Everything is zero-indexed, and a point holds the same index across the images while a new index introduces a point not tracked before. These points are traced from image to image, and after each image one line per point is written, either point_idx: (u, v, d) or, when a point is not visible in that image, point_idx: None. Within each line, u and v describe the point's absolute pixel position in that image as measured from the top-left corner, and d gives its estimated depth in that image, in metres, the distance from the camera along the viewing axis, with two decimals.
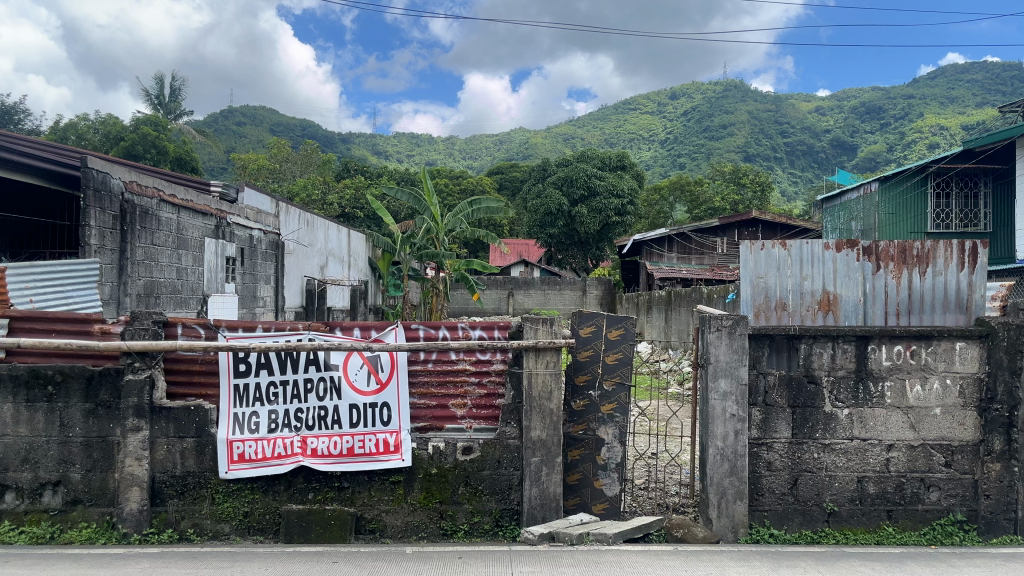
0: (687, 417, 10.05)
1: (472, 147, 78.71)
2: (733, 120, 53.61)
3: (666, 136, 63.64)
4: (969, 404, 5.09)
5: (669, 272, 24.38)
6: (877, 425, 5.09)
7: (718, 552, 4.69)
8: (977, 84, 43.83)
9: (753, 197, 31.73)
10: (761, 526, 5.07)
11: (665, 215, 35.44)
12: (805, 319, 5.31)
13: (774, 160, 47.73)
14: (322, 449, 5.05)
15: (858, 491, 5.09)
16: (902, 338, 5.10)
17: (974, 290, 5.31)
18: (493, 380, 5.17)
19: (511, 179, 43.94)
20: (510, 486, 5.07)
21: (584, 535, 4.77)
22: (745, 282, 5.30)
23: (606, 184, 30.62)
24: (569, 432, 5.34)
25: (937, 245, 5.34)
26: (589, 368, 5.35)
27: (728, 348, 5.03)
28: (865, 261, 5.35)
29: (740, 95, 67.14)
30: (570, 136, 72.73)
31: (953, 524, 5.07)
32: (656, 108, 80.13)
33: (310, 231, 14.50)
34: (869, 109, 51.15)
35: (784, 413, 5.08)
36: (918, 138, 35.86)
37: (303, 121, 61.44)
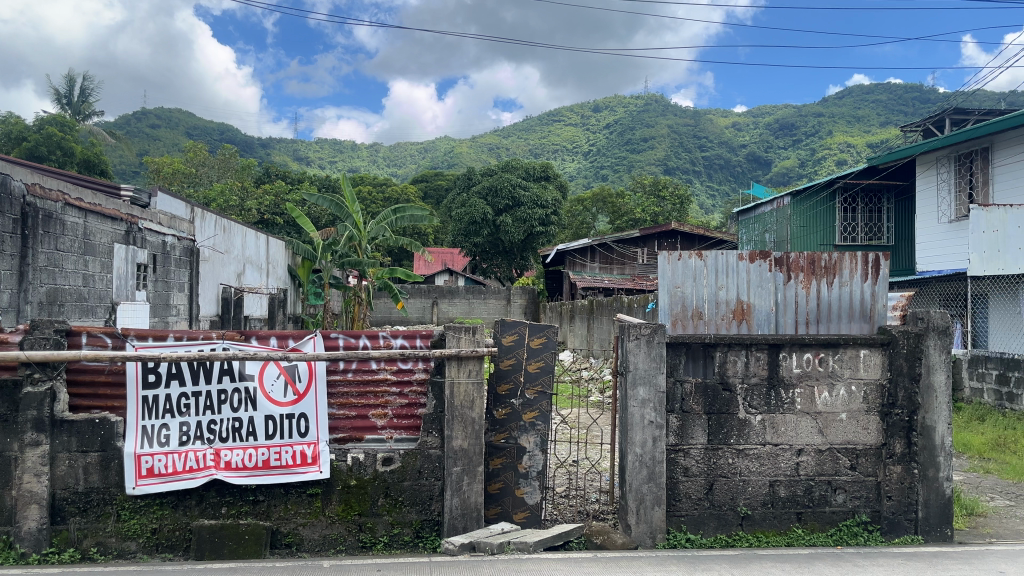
0: (607, 425, 10.20)
1: (396, 155, 78.10)
2: (654, 134, 54.93)
3: (589, 148, 64.65)
4: (872, 409, 5.32)
5: (592, 281, 24.69)
6: (788, 431, 5.26)
7: (637, 558, 4.76)
8: (881, 103, 46.10)
9: (673, 209, 32.52)
10: (678, 531, 5.16)
11: (588, 225, 35.96)
12: (719, 328, 5.45)
13: (692, 173, 49.09)
14: (236, 462, 4.89)
15: (770, 494, 5.24)
16: (811, 346, 5.30)
17: (878, 300, 5.56)
18: (414, 390, 5.15)
19: (435, 188, 43.91)
20: (431, 496, 5.03)
21: (505, 544, 4.78)
22: (663, 291, 5.42)
23: (530, 195, 30.91)
24: (491, 441, 5.34)
25: (843, 257, 5.58)
26: (512, 377, 5.37)
27: (646, 356, 5.12)
28: (777, 271, 5.55)
29: (661, 110, 68.76)
30: (495, 146, 73.16)
31: (858, 524, 5.28)
32: (580, 119, 81.39)
33: (227, 237, 14.10)
34: (782, 126, 53.19)
35: (700, 420, 5.20)
36: (827, 155, 37.46)
37: (221, 125, 59.80)
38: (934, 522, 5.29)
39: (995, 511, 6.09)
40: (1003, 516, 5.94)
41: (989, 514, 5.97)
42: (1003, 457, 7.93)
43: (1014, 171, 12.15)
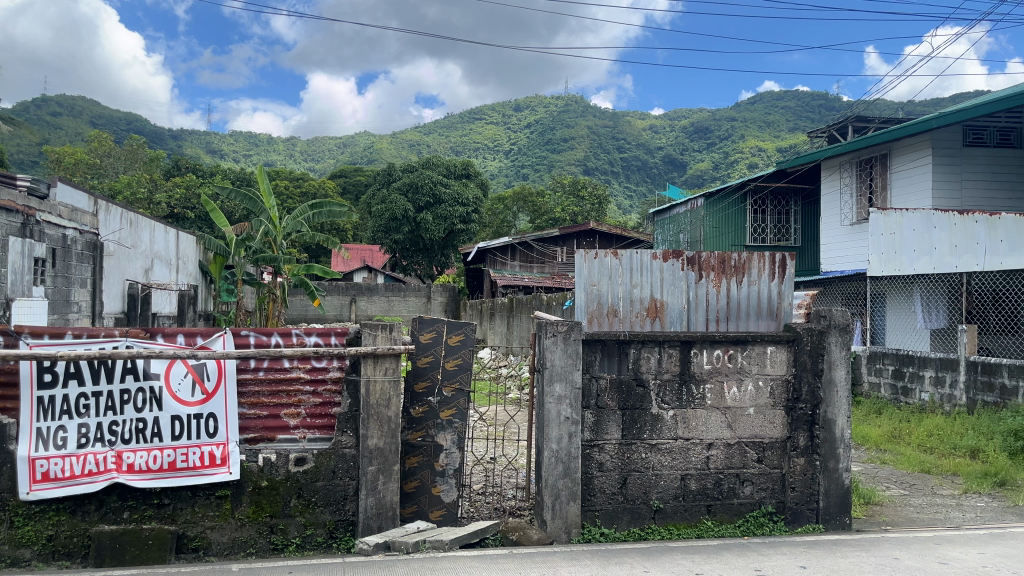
0: (524, 422, 10.26)
1: (314, 150, 76.57)
2: (574, 134, 55.64)
3: (511, 147, 64.95)
4: (778, 404, 5.52)
5: (513, 280, 24.84)
6: (699, 425, 5.40)
7: (551, 553, 4.81)
8: (790, 109, 47.92)
9: (591, 209, 33.04)
10: (592, 526, 5.24)
11: (509, 224, 36.12)
12: (634, 325, 5.55)
13: (610, 174, 49.98)
14: (139, 465, 4.71)
15: (681, 488, 5.36)
16: (721, 343, 5.45)
17: (784, 299, 5.78)
18: (329, 389, 5.04)
19: (355, 184, 43.37)
20: (345, 496, 4.96)
21: (420, 543, 4.75)
22: (580, 289, 5.48)
23: (451, 192, 30.88)
24: (408, 439, 5.29)
25: (752, 257, 5.76)
26: (429, 374, 5.33)
27: (563, 353, 5.18)
28: (689, 270, 5.68)
29: (581, 110, 69.64)
30: (416, 142, 72.70)
31: (764, 515, 5.47)
32: (502, 118, 81.73)
33: (133, 232, 13.53)
34: (697, 129, 54.69)
35: (614, 415, 5.29)
36: (739, 158, 38.74)
37: (129, 115, 57.42)
38: (834, 512, 5.53)
39: (890, 499, 6.41)
40: (897, 504, 6.25)
41: (884, 503, 6.27)
42: (898, 448, 8.35)
43: (912, 175, 12.74)
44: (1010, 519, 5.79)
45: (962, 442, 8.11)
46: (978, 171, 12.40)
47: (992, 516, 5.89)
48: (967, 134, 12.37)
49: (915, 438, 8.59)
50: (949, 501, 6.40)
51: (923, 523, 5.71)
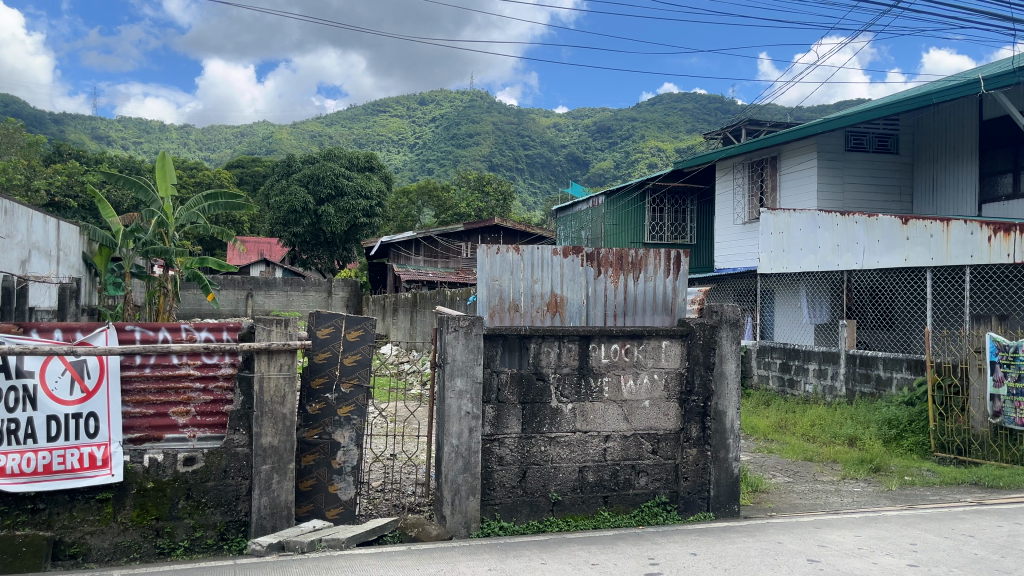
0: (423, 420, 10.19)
1: (209, 139, 73.79)
2: (480, 129, 55.70)
3: (416, 141, 64.43)
4: (672, 396, 5.68)
5: (416, 275, 24.76)
6: (596, 418, 5.50)
7: (450, 548, 4.80)
8: (689, 110, 49.52)
9: (496, 205, 33.22)
10: (492, 520, 5.26)
11: (413, 219, 35.83)
12: (534, 320, 5.60)
13: (515, 170, 50.36)
14: (11, 468, 4.41)
15: (579, 480, 5.45)
16: (618, 337, 5.57)
17: (678, 294, 5.95)
18: (220, 386, 4.85)
19: (252, 174, 42.05)
20: (237, 496, 4.81)
21: (316, 542, 4.65)
22: (481, 284, 5.49)
23: (353, 185, 30.38)
24: (304, 437, 5.17)
25: (648, 254, 5.90)
26: (326, 370, 5.22)
27: (464, 348, 5.17)
28: (588, 267, 5.78)
29: (486, 106, 69.71)
30: (318, 133, 71.08)
31: (658, 505, 5.63)
32: (407, 111, 80.97)
33: (8, 220, 12.68)
34: (600, 128, 55.77)
35: (514, 409, 5.32)
36: (639, 157, 39.75)
37: (4, 95, 53.70)
38: (724, 500, 5.73)
39: (776, 486, 6.71)
40: (782, 491, 6.55)
41: (770, 490, 6.56)
42: (783, 438, 8.74)
43: (799, 177, 13.38)
44: (883, 502, 6.16)
45: (842, 431, 8.58)
46: (859, 173, 13.15)
47: (867, 500, 6.25)
48: (848, 140, 13.10)
49: (800, 428, 9.02)
50: (830, 487, 6.76)
51: (805, 508, 6.01)
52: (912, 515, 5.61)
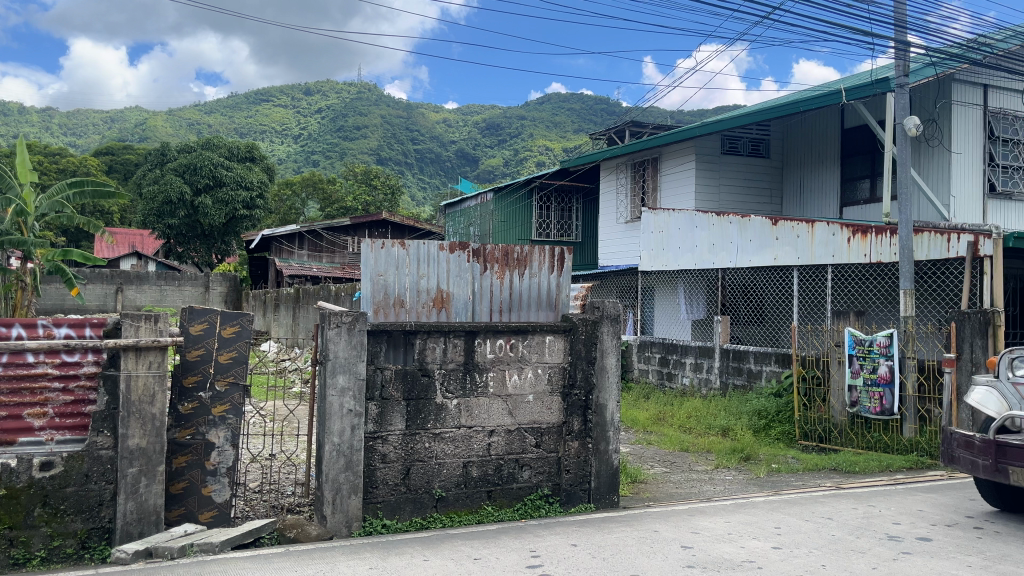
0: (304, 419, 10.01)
1: (75, 124, 69.34)
2: (368, 121, 54.89)
3: (300, 132, 62.81)
4: (555, 390, 5.77)
5: (300, 269, 24.16)
6: (480, 413, 5.52)
7: (330, 548, 4.70)
8: (576, 109, 50.57)
9: (384, 199, 32.86)
10: (374, 518, 5.18)
11: (297, 211, 34.85)
12: (419, 315, 5.56)
13: (403, 165, 49.96)
14: None
15: (463, 475, 5.46)
16: (503, 333, 5.61)
17: (562, 290, 6.06)
18: (82, 386, 4.56)
19: (123, 162, 39.81)
20: (100, 502, 4.54)
21: (187, 547, 4.45)
22: (365, 279, 5.38)
23: (233, 175, 29.31)
24: (175, 437, 4.92)
25: (533, 251, 5.97)
26: (199, 368, 5.00)
27: (347, 343, 5.07)
28: (474, 262, 5.79)
29: (375, 99, 68.68)
30: (196, 121, 68.06)
31: (541, 498, 5.72)
32: (291, 100, 78.76)
33: None
34: (489, 124, 56.08)
35: (398, 406, 5.26)
36: (527, 155, 40.23)
37: None
38: (603, 491, 5.89)
39: (654, 477, 6.95)
40: (659, 481, 6.79)
41: (648, 481, 6.78)
42: (662, 430, 9.06)
43: (678, 177, 13.89)
44: (751, 489, 6.49)
45: (716, 422, 8.96)
46: (734, 176, 13.76)
47: (737, 488, 6.56)
48: (724, 143, 13.69)
49: (677, 420, 9.37)
50: (704, 476, 7.05)
51: (680, 497, 6.24)
52: (778, 501, 5.94)
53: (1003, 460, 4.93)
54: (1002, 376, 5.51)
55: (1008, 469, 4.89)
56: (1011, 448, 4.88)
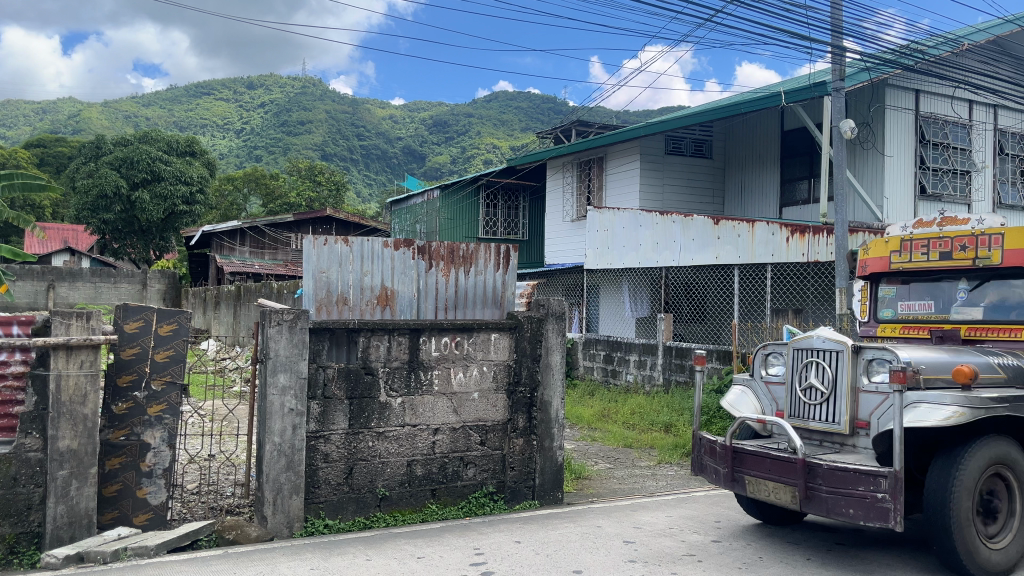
0: (242, 419, 9.82)
1: (5, 115, 66.80)
2: (312, 116, 54.06)
3: (243, 127, 61.62)
4: (500, 387, 5.78)
5: (241, 267, 23.69)
6: (425, 411, 5.49)
7: (270, 550, 4.62)
8: (523, 107, 50.65)
9: (328, 196, 32.49)
10: (316, 518, 5.11)
11: (238, 207, 33.83)
12: (363, 313, 5.50)
13: (348, 161, 49.39)
14: None
15: (407, 474, 5.42)
16: (449, 330, 5.59)
17: (507, 288, 6.07)
18: (8, 386, 4.37)
19: (56, 155, 38.48)
20: (29, 506, 4.39)
21: (121, 551, 4.33)
22: (308, 276, 5.30)
23: (172, 170, 28.62)
24: (108, 439, 4.78)
25: (478, 249, 5.97)
26: (134, 367, 4.87)
27: (288, 342, 4.99)
28: (419, 260, 5.75)
29: (320, 94, 67.76)
30: (133, 113, 66.21)
31: (485, 495, 5.72)
32: (233, 94, 77.18)
33: None
34: (437, 121, 55.79)
35: (341, 405, 5.19)
36: (475, 153, 40.14)
37: None
38: (548, 487, 5.93)
39: (597, 473, 7.01)
40: (602, 477, 6.85)
41: (592, 477, 6.84)
42: (606, 427, 9.15)
43: (623, 177, 14.02)
44: (692, 484, 6.60)
45: (658, 418, 9.09)
46: (678, 176, 13.97)
47: (679, 483, 6.67)
48: (668, 144, 13.88)
49: (621, 416, 9.48)
50: (646, 471, 7.15)
51: (623, 493, 6.31)
52: (718, 495, 6.05)
53: (739, 469, 4.60)
54: (758, 374, 5.23)
55: (744, 479, 4.56)
56: (746, 456, 4.54)
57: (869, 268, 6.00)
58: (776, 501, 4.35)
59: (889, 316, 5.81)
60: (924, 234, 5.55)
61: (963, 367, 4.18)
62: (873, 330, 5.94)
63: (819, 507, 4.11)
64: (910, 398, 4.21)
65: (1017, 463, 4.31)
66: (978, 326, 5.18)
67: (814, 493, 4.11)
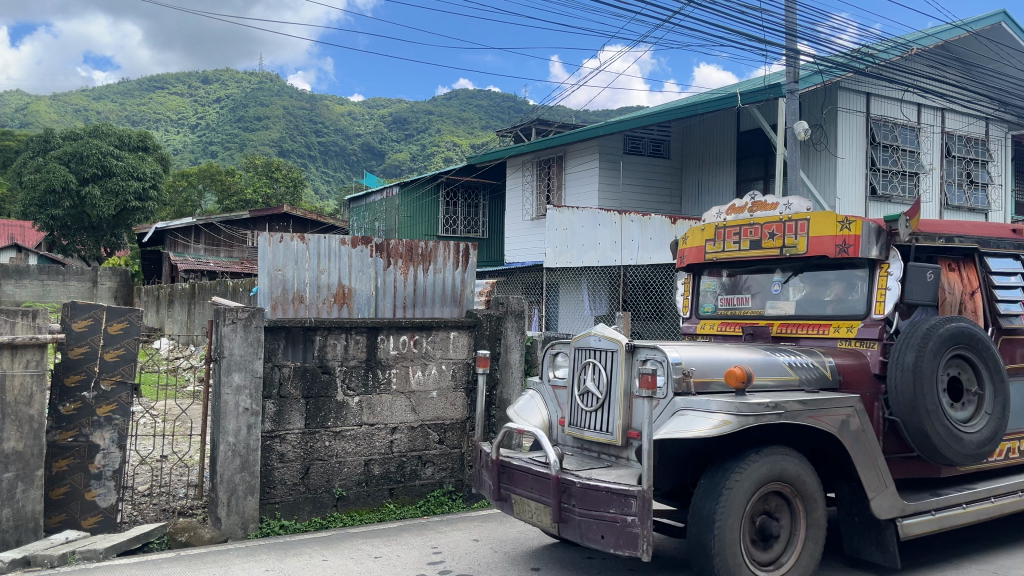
0: (195, 419, 9.65)
1: None
2: (269, 111, 53.35)
3: (198, 122, 60.55)
4: (459, 386, 5.78)
5: (196, 264, 23.25)
6: (383, 410, 5.46)
7: (223, 551, 4.55)
8: (484, 105, 50.59)
9: (285, 192, 32.17)
10: (271, 519, 5.05)
11: (193, 204, 33.32)
12: (320, 311, 5.45)
13: (306, 158, 48.81)
14: None
15: (364, 474, 5.39)
16: (407, 329, 5.57)
17: (466, 286, 6.07)
18: None
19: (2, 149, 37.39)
20: None
21: (68, 555, 4.23)
22: (263, 274, 5.24)
23: (123, 165, 28.04)
24: (55, 440, 4.67)
25: (438, 246, 5.95)
26: (83, 367, 4.76)
27: (242, 340, 4.92)
28: (377, 258, 5.71)
29: (278, 90, 66.90)
30: (83, 107, 64.61)
31: (444, 494, 5.71)
32: (188, 88, 75.79)
33: None
34: (396, 119, 55.45)
35: (297, 404, 5.14)
36: (434, 150, 39.97)
37: None
38: None
39: None
40: None
41: None
42: None
43: (582, 176, 14.10)
44: None
45: None
46: (636, 176, 14.10)
47: None
48: (626, 144, 13.99)
49: None
50: None
51: None
52: None
53: (508, 486, 4.20)
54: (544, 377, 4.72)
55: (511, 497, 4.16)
56: (512, 472, 4.13)
57: (687, 259, 5.51)
58: (536, 523, 3.96)
59: (708, 311, 5.38)
60: (735, 221, 5.02)
61: (735, 369, 3.75)
62: (694, 327, 5.49)
63: (572, 532, 3.73)
64: (678, 403, 3.77)
65: (800, 481, 3.84)
66: (790, 323, 4.79)
67: (567, 517, 3.74)
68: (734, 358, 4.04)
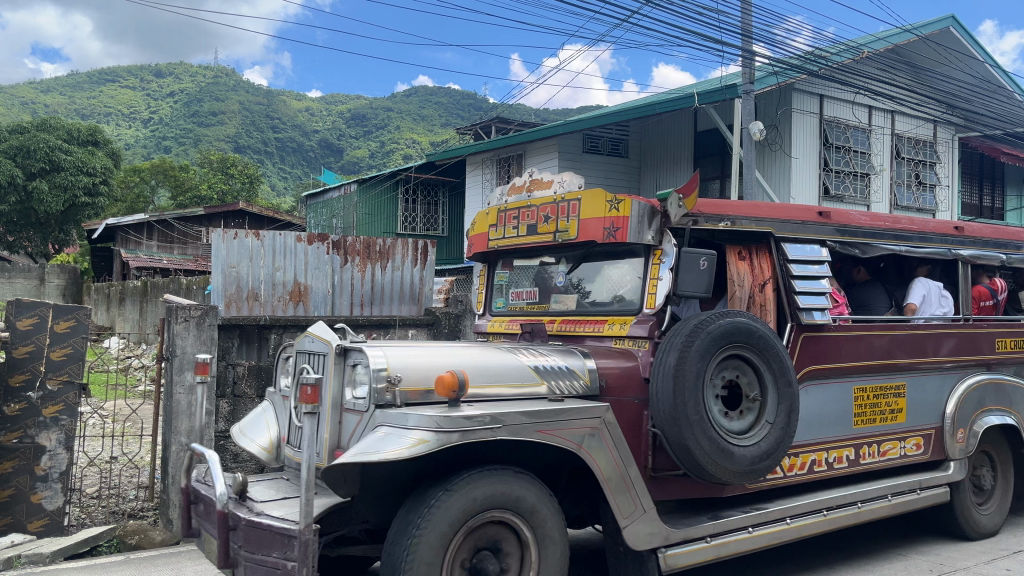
0: (144, 419, 9.43)
1: None
2: (225, 106, 52.44)
3: (151, 116, 59.24)
4: None
5: (148, 262, 22.74)
6: None
7: (175, 553, 4.46)
8: (443, 102, 50.38)
9: (241, 188, 31.94)
10: None
11: (145, 200, 32.68)
12: (275, 310, 5.40)
13: (262, 154, 48.05)
14: None
15: None
16: (365, 327, 5.56)
17: (425, 284, 6.09)
18: None
19: None
20: None
21: (13, 559, 4.11)
22: (216, 271, 5.14)
23: (72, 160, 27.32)
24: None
25: (396, 244, 5.97)
26: (28, 367, 4.63)
27: (195, 339, 4.83)
28: (335, 255, 5.69)
29: (233, 85, 65.79)
30: (30, 100, 62.75)
31: None
32: (140, 82, 74.09)
33: None
34: (355, 116, 54.94)
35: (252, 404, 5.07)
36: (393, 148, 39.70)
37: None
38: None
39: None
40: None
41: None
42: None
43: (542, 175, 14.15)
44: None
45: None
46: (596, 174, 14.17)
47: None
48: (585, 143, 14.02)
49: None
50: None
51: None
52: None
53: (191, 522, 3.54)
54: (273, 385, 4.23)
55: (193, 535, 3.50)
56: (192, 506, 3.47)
57: (476, 248, 5.25)
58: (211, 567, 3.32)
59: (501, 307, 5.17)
60: (515, 203, 4.78)
61: (445, 375, 3.20)
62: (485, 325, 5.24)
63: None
64: (376, 418, 3.21)
65: (532, 512, 3.30)
66: (570, 319, 4.53)
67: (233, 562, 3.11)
68: (461, 362, 3.55)
